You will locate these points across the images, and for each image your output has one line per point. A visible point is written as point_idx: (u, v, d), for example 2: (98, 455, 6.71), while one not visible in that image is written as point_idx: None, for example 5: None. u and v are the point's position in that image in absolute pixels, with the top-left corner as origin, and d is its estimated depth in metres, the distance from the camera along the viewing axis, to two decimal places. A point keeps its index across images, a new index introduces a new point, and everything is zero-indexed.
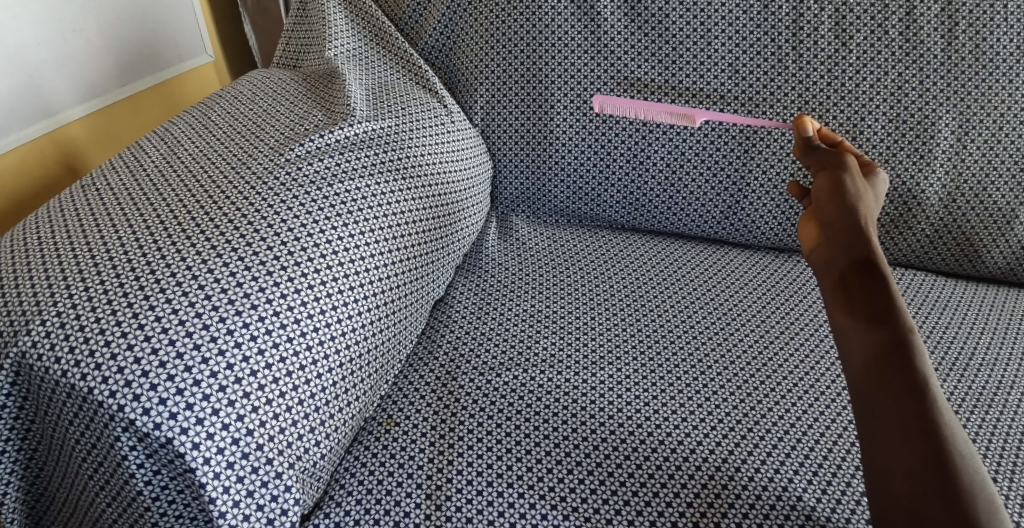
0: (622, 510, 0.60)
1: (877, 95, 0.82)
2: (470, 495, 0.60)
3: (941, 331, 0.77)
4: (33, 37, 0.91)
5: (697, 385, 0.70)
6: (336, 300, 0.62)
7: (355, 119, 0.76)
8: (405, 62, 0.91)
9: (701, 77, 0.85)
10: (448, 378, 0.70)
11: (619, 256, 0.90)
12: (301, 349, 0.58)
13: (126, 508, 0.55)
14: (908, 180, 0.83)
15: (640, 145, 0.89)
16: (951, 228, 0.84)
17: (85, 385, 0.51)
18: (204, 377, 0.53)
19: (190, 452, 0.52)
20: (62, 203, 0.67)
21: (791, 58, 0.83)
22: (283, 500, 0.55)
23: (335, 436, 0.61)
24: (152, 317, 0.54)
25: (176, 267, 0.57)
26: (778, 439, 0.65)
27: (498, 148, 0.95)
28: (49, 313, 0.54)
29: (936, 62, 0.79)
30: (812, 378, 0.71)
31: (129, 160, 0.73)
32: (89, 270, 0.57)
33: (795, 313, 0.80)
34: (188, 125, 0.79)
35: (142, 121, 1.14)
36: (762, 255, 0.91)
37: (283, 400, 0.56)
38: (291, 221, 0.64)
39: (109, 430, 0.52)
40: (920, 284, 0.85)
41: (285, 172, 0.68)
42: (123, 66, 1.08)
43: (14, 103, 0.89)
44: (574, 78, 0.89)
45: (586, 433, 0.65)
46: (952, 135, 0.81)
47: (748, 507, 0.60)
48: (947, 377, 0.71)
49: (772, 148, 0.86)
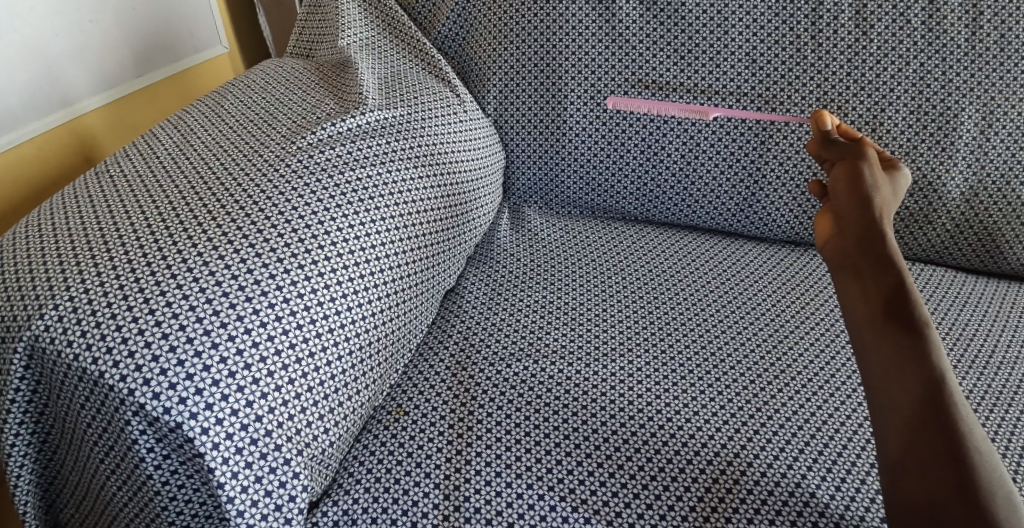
0: (632, 503, 0.59)
1: (898, 86, 0.80)
2: (479, 485, 0.60)
3: (960, 328, 0.76)
4: (50, 28, 0.92)
5: (709, 379, 0.70)
6: (345, 288, 0.62)
7: (367, 108, 0.76)
8: (418, 52, 0.90)
9: (718, 67, 0.84)
10: (458, 368, 0.70)
11: (633, 248, 0.89)
12: (310, 337, 0.58)
13: (136, 492, 0.55)
14: (928, 173, 0.81)
15: (655, 136, 0.88)
16: (972, 222, 0.82)
17: (95, 370, 0.51)
18: (214, 363, 0.53)
19: (199, 437, 0.52)
20: (76, 189, 0.67)
21: (810, 48, 0.81)
22: (291, 487, 0.55)
23: (344, 424, 0.60)
24: (162, 303, 0.54)
25: (188, 254, 0.57)
26: (792, 434, 0.64)
27: (512, 139, 0.94)
28: (62, 298, 0.54)
29: (960, 52, 0.77)
30: (828, 372, 0.70)
31: (142, 148, 0.73)
32: (101, 257, 0.57)
33: (811, 307, 0.79)
34: (201, 114, 0.79)
35: (158, 111, 1.15)
36: (778, 248, 0.90)
37: (292, 387, 0.56)
38: (302, 208, 0.63)
39: (119, 414, 0.52)
40: (939, 279, 0.83)
41: (297, 160, 0.68)
42: (139, 56, 1.09)
43: (29, 93, 0.90)
44: (590, 68, 0.88)
45: (597, 425, 0.65)
46: (975, 127, 0.79)
47: (760, 503, 0.59)
48: (966, 374, 0.70)
49: (789, 140, 0.84)
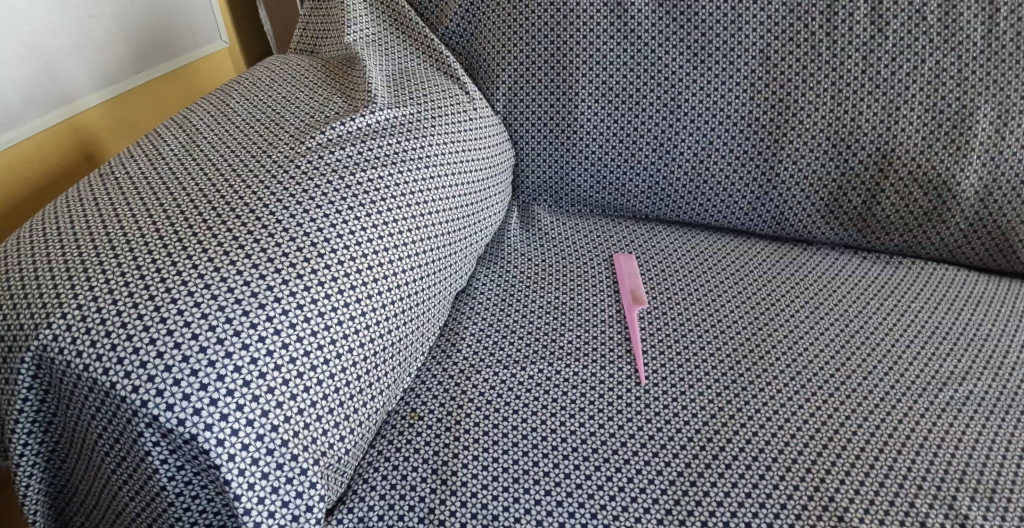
0: (652, 508, 0.59)
1: (914, 83, 0.79)
2: (495, 491, 0.60)
3: (976, 327, 0.75)
4: (48, 23, 0.90)
5: (726, 382, 0.69)
6: (360, 293, 0.61)
7: (377, 107, 0.75)
8: (426, 48, 0.89)
9: (731, 64, 0.83)
10: (471, 371, 0.69)
11: (644, 247, 0.88)
12: (325, 344, 0.57)
13: (149, 503, 0.54)
14: (944, 172, 0.80)
15: (666, 133, 0.87)
16: (986, 221, 0.82)
17: (106, 380, 0.50)
18: (229, 372, 0.52)
19: (215, 448, 0.51)
20: (82, 192, 0.66)
21: (824, 44, 0.80)
22: (308, 497, 0.54)
23: (359, 431, 0.60)
24: (174, 311, 0.53)
25: (198, 259, 0.56)
26: (810, 437, 0.64)
27: (521, 137, 0.92)
28: (71, 306, 0.53)
29: (976, 50, 0.77)
30: (845, 373, 0.69)
31: (147, 149, 0.72)
32: (109, 263, 0.56)
33: (826, 307, 0.78)
34: (206, 113, 0.77)
35: (158, 108, 1.13)
36: (791, 246, 0.89)
37: (308, 396, 0.55)
38: (314, 211, 0.62)
39: (131, 425, 0.51)
40: (952, 278, 0.82)
41: (306, 161, 0.67)
42: (137, 51, 1.07)
43: (29, 91, 0.88)
44: (601, 64, 0.87)
45: (613, 429, 0.64)
46: (991, 126, 0.78)
47: (781, 507, 0.58)
48: (983, 375, 0.69)
49: (803, 138, 0.84)
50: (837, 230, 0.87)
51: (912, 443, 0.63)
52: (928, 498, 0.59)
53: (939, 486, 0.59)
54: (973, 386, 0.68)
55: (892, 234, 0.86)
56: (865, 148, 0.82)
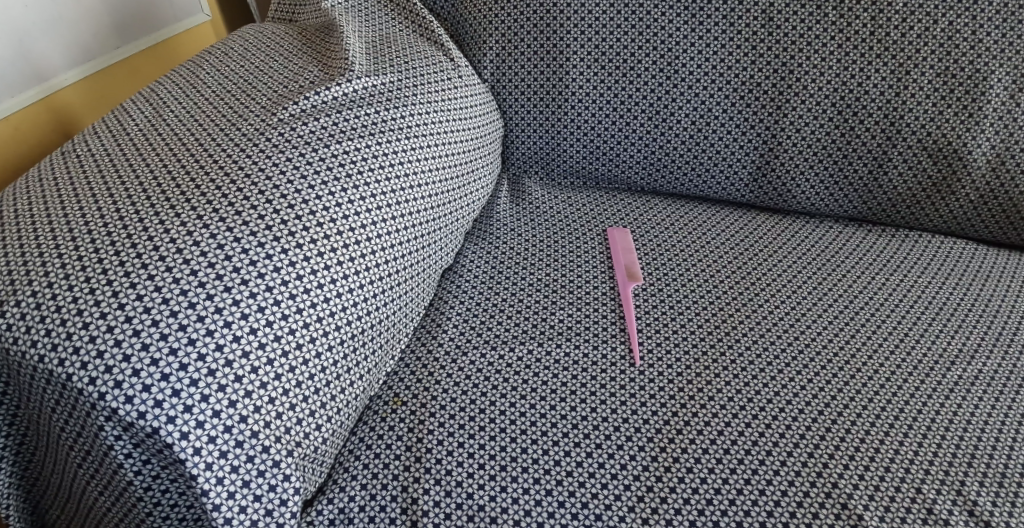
0: (646, 497, 0.56)
1: (925, 46, 0.74)
2: (482, 480, 0.57)
3: (985, 302, 0.72)
4: None
5: (723, 361, 0.66)
6: (336, 273, 0.58)
7: (354, 75, 0.71)
8: (410, 14, 0.85)
9: (731, 26, 0.79)
10: (458, 353, 0.67)
11: (639, 220, 0.84)
12: (298, 328, 0.54)
13: (118, 497, 0.52)
14: (953, 140, 0.77)
15: (662, 101, 0.83)
16: (997, 192, 0.78)
17: (63, 372, 0.48)
18: (192, 361, 0.49)
19: (179, 443, 0.48)
20: (43, 170, 0.62)
21: (830, 5, 0.76)
22: (282, 490, 0.52)
23: (339, 418, 0.57)
24: (133, 296, 0.50)
25: (161, 241, 0.53)
26: (812, 420, 0.61)
27: (510, 106, 0.88)
28: (25, 294, 0.50)
29: (991, 11, 0.72)
30: (847, 353, 0.66)
31: (112, 123, 0.68)
32: (66, 247, 0.52)
33: (829, 283, 0.74)
34: (176, 85, 0.73)
35: (136, 81, 1.08)
36: (793, 219, 0.85)
37: (279, 383, 0.52)
38: (285, 188, 0.59)
39: (92, 419, 0.48)
40: (960, 252, 0.79)
41: (278, 133, 0.63)
42: (115, 23, 1.02)
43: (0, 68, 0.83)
44: (595, 28, 0.82)
45: (606, 412, 0.62)
46: (1005, 92, 0.74)
47: (781, 495, 0.56)
48: (993, 353, 0.66)
49: (805, 105, 0.80)
50: (840, 201, 0.84)
51: (918, 427, 0.60)
52: (935, 483, 0.56)
53: (946, 472, 0.57)
54: (981, 364, 0.65)
55: (897, 205, 0.82)
56: (872, 115, 0.78)
